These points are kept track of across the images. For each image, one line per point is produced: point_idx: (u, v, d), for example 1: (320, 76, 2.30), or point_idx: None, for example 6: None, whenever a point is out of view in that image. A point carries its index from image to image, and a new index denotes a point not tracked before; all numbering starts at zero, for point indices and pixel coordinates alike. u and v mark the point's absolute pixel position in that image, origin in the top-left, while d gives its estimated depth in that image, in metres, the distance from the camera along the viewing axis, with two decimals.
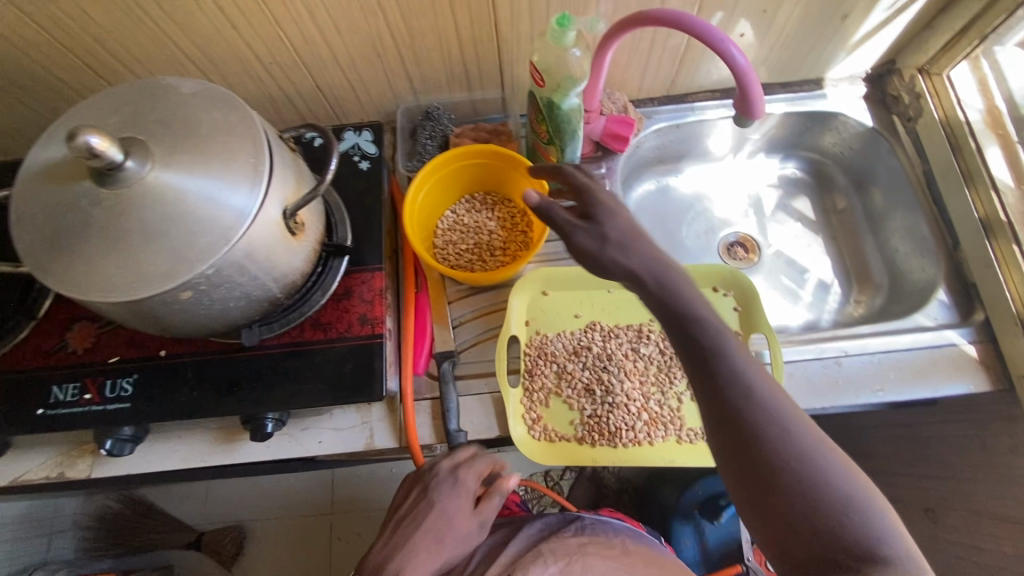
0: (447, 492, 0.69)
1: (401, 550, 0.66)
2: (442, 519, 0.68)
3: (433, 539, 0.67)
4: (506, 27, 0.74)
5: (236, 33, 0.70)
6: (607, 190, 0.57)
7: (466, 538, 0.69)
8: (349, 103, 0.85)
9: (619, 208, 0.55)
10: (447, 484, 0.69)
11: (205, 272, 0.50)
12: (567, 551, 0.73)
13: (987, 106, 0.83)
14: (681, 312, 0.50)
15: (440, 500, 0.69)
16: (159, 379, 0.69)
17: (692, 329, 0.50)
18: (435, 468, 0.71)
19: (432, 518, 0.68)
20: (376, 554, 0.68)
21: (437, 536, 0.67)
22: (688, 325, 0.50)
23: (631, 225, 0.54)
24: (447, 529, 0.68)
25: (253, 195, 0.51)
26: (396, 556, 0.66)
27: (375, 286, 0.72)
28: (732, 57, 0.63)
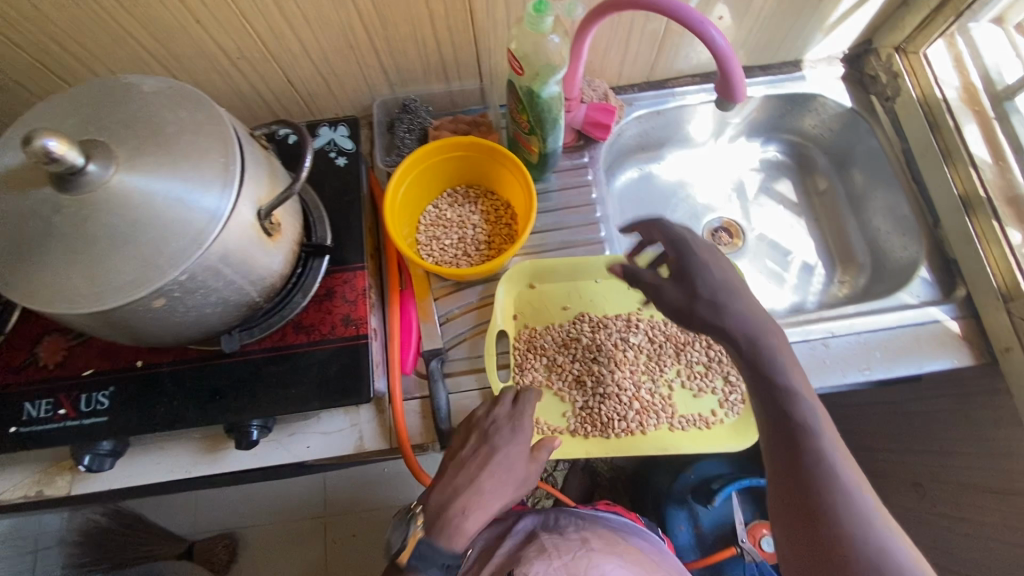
0: (508, 438, 0.67)
1: (468, 491, 0.63)
2: (507, 462, 0.66)
3: (499, 480, 0.65)
4: (482, 15, 0.72)
5: (200, 28, 0.67)
6: (699, 249, 0.64)
7: (527, 479, 0.68)
8: (323, 98, 0.83)
9: (708, 266, 0.63)
10: (507, 429, 0.68)
11: (178, 279, 0.48)
12: (571, 547, 0.71)
13: (963, 83, 0.84)
14: (778, 393, 0.59)
15: (502, 444, 0.67)
16: (137, 391, 0.67)
17: (781, 394, 0.58)
18: (493, 415, 0.69)
19: (498, 461, 0.66)
20: (436, 498, 0.64)
21: (504, 476, 0.65)
22: (783, 405, 0.58)
23: (721, 284, 0.62)
24: (512, 470, 0.66)
25: (225, 196, 0.49)
26: (462, 497, 0.63)
27: (358, 285, 0.70)
28: (713, 39, 0.62)
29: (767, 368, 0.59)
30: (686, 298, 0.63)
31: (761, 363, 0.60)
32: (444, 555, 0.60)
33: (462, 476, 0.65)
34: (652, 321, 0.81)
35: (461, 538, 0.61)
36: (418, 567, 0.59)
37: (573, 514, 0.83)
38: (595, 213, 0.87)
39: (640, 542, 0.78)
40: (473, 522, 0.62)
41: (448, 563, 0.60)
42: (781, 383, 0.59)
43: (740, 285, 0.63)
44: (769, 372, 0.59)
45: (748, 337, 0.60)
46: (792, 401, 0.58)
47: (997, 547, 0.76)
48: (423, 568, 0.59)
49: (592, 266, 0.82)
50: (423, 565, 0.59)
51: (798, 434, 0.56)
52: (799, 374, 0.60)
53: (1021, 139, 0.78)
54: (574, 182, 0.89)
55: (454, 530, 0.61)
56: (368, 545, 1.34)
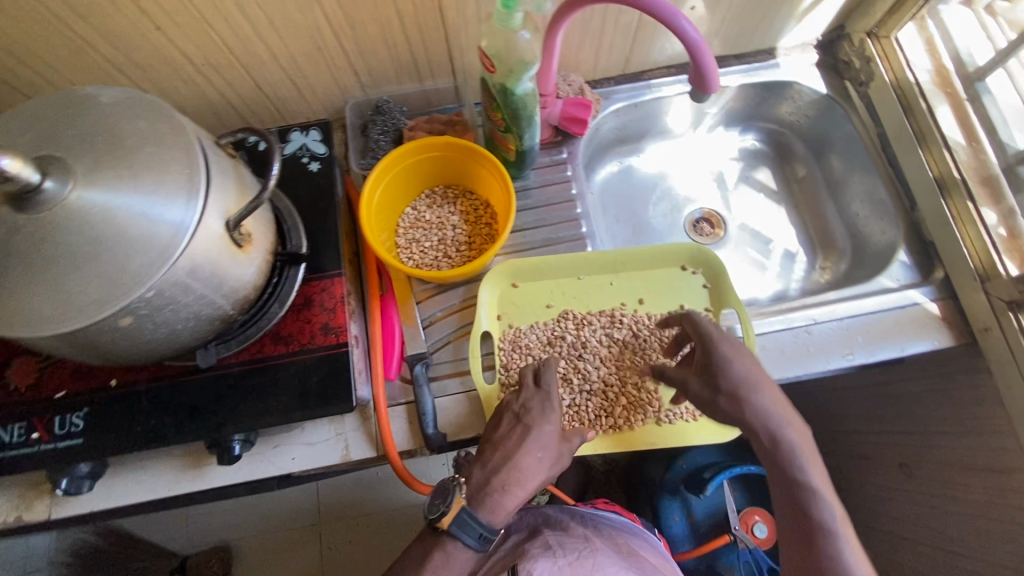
0: (540, 417, 0.69)
1: (506, 469, 0.66)
2: (541, 439, 0.68)
3: (535, 457, 0.67)
4: (452, 12, 0.71)
5: (161, 34, 0.65)
6: (725, 341, 0.67)
7: (562, 455, 0.70)
8: (294, 102, 0.81)
9: (733, 360, 0.66)
10: (538, 408, 0.70)
11: (145, 295, 0.47)
12: (575, 547, 0.71)
13: (935, 66, 0.85)
14: (794, 481, 0.63)
15: (536, 424, 0.68)
16: (114, 411, 0.65)
17: (796, 482, 0.63)
18: (524, 396, 0.71)
19: (532, 440, 0.67)
20: (476, 474, 0.68)
21: (539, 452, 0.68)
22: (799, 493, 0.63)
23: (746, 380, 0.65)
24: (545, 446, 0.68)
25: (190, 208, 0.48)
26: (502, 474, 0.67)
27: (336, 292, 0.69)
28: (685, 31, 0.62)
29: (787, 465, 0.64)
30: (709, 390, 0.66)
31: (783, 459, 0.64)
32: (482, 526, 0.65)
33: (500, 453, 0.67)
34: (635, 316, 0.80)
35: (501, 510, 0.66)
36: (458, 534, 0.64)
37: (573, 513, 0.83)
38: (576, 209, 0.86)
39: (641, 543, 0.78)
40: (511, 496, 0.67)
41: (485, 533, 0.65)
42: (802, 480, 0.63)
43: (765, 380, 0.66)
44: (789, 469, 0.63)
45: (771, 436, 0.64)
46: (809, 498, 0.62)
47: (984, 524, 0.77)
48: (461, 535, 0.64)
49: (575, 263, 0.81)
50: (462, 531, 0.64)
51: (815, 532, 0.61)
52: (821, 470, 0.64)
53: (993, 120, 0.80)
54: (554, 178, 0.88)
55: (495, 504, 0.66)
56: (364, 550, 1.32)
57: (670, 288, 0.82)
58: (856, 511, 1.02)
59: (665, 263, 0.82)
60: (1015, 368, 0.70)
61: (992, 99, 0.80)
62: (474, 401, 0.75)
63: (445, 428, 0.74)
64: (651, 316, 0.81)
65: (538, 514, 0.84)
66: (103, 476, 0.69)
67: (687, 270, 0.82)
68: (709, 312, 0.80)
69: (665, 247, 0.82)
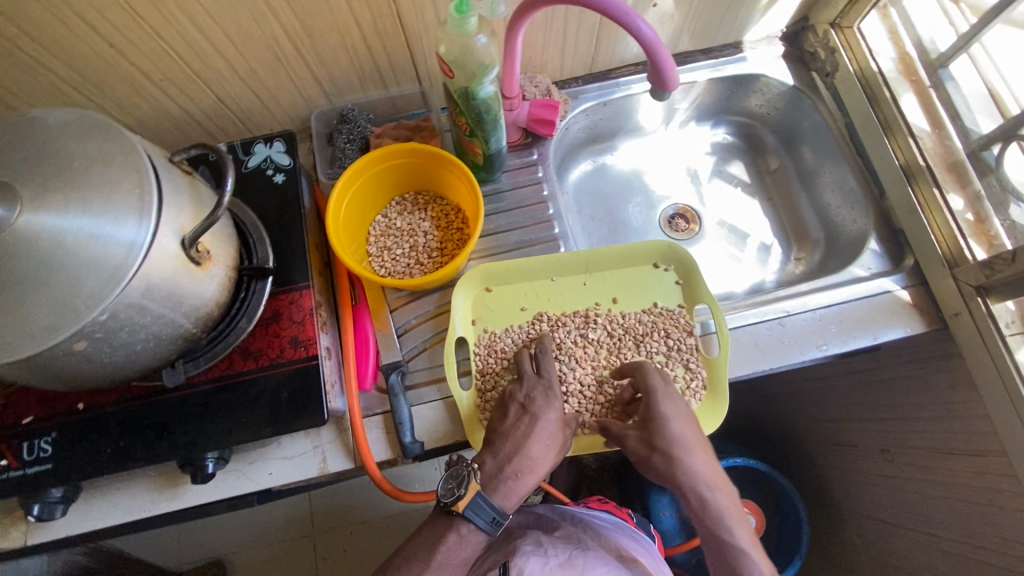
0: (545, 405, 0.70)
1: (517, 458, 0.66)
2: (548, 428, 0.69)
3: (545, 444, 0.67)
4: (410, 18, 0.71)
5: (115, 52, 0.64)
6: (667, 398, 0.69)
7: (565, 440, 0.71)
8: (258, 113, 0.80)
9: (672, 419, 0.68)
10: (542, 398, 0.70)
11: (99, 319, 0.46)
12: (566, 546, 0.69)
13: (899, 54, 0.86)
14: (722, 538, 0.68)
15: (542, 413, 0.69)
16: (83, 434, 0.64)
17: (723, 543, 0.68)
18: (525, 386, 0.71)
19: (541, 429, 0.68)
20: (488, 462, 0.67)
21: (547, 440, 0.68)
22: (728, 550, 0.68)
23: (683, 440, 0.68)
24: (552, 434, 0.69)
25: (143, 227, 0.47)
26: (514, 462, 0.66)
27: (305, 304, 0.68)
28: (640, 30, 0.61)
29: (714, 525, 0.69)
30: (646, 448, 0.69)
31: (710, 520, 0.69)
32: (495, 509, 0.65)
33: (509, 443, 0.67)
34: (610, 315, 0.80)
35: (513, 496, 0.67)
36: (472, 517, 0.64)
37: (563, 512, 0.81)
38: (548, 209, 0.86)
39: (631, 545, 0.76)
40: (523, 484, 0.67)
41: (498, 516, 0.65)
42: (727, 539, 0.68)
43: (698, 441, 0.69)
44: (716, 529, 0.68)
45: (699, 497, 0.68)
46: (734, 551, 0.67)
47: (963, 507, 0.78)
48: (475, 519, 0.64)
49: (548, 264, 0.81)
50: (476, 515, 0.64)
51: None
52: (745, 527, 0.69)
53: (957, 105, 0.81)
54: (525, 180, 0.88)
55: (508, 490, 0.66)
56: (359, 558, 1.32)
57: (643, 286, 0.82)
58: (841, 498, 1.02)
59: (638, 261, 0.82)
60: (985, 352, 0.71)
61: (956, 86, 0.81)
62: (451, 407, 0.75)
63: (422, 436, 0.73)
64: (625, 315, 0.81)
65: (528, 514, 0.82)
66: (77, 500, 0.68)
67: (660, 268, 0.82)
68: (683, 308, 0.80)
69: (636, 245, 0.82)
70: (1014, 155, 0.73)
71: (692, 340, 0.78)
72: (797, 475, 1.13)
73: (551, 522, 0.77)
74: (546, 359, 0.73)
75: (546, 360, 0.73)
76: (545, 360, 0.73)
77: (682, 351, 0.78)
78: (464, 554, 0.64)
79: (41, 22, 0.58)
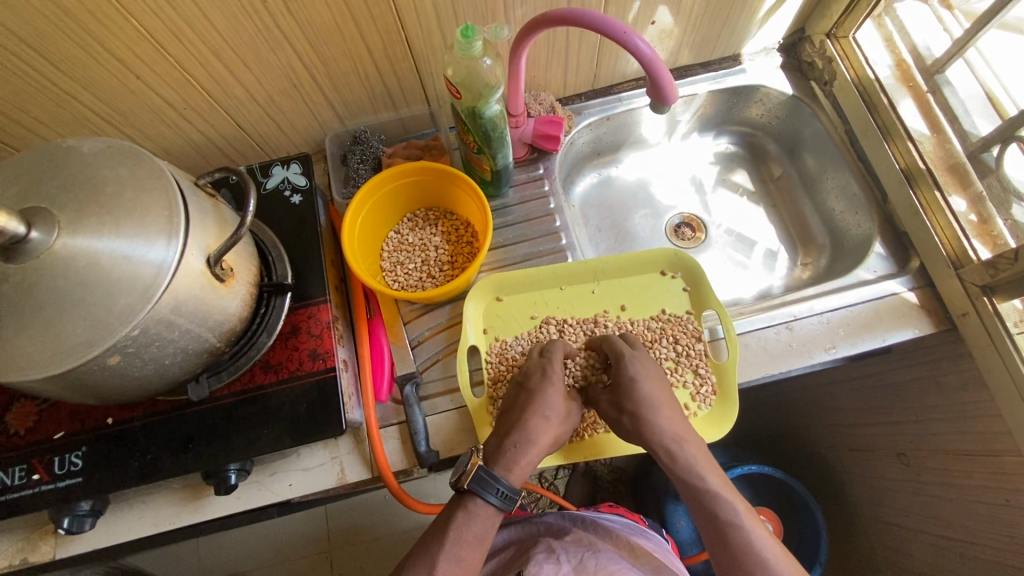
0: (541, 379, 0.71)
1: (518, 429, 0.67)
2: (547, 401, 0.69)
3: (546, 418, 0.68)
4: (419, 43, 0.74)
5: (141, 83, 0.68)
6: (637, 362, 0.72)
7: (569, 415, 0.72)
8: (275, 136, 0.84)
9: (641, 379, 0.71)
10: (539, 372, 0.72)
11: (131, 334, 0.49)
12: (578, 549, 0.69)
13: (895, 61, 0.89)
14: (698, 487, 0.68)
15: (538, 388, 0.70)
16: (111, 448, 0.66)
17: (699, 491, 0.68)
18: (526, 366, 0.74)
19: (539, 402, 0.69)
20: (492, 440, 0.69)
21: (547, 412, 0.69)
22: (706, 497, 0.67)
23: (648, 398, 0.69)
24: (553, 407, 0.69)
25: (171, 247, 0.50)
26: (512, 435, 0.67)
27: (322, 318, 0.71)
28: (639, 48, 0.64)
29: (685, 475, 0.68)
30: (615, 412, 0.71)
31: (682, 471, 0.69)
32: (501, 483, 0.64)
33: (510, 418, 0.69)
34: (619, 322, 0.82)
35: (520, 467, 0.67)
36: (479, 492, 0.64)
37: (572, 517, 0.81)
38: (555, 222, 0.88)
39: (642, 542, 0.76)
40: (528, 456, 0.67)
41: (507, 491, 0.65)
42: (700, 485, 0.68)
43: (665, 403, 0.70)
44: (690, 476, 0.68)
45: (667, 452, 0.68)
46: (705, 495, 0.67)
47: (983, 508, 0.77)
48: (483, 494, 0.64)
49: (555, 273, 0.83)
50: (481, 489, 0.64)
51: (730, 534, 0.65)
52: (718, 473, 0.69)
53: (954, 109, 0.82)
54: (532, 194, 0.90)
55: (509, 462, 0.66)
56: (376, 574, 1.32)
57: (651, 293, 0.83)
58: (860, 504, 1.01)
59: (645, 269, 0.84)
60: (993, 350, 0.71)
61: (952, 89, 0.83)
62: (465, 416, 0.76)
63: (437, 445, 0.75)
64: (634, 322, 0.82)
65: (537, 523, 0.80)
66: (105, 513, 0.71)
67: (667, 275, 0.83)
68: (691, 315, 0.81)
69: (643, 255, 0.84)
70: (1013, 155, 0.74)
71: (700, 345, 0.79)
72: (814, 482, 1.12)
73: (562, 526, 0.78)
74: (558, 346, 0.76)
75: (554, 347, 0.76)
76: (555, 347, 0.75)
77: (692, 356, 0.79)
78: (475, 535, 0.63)
79: (73, 58, 0.62)
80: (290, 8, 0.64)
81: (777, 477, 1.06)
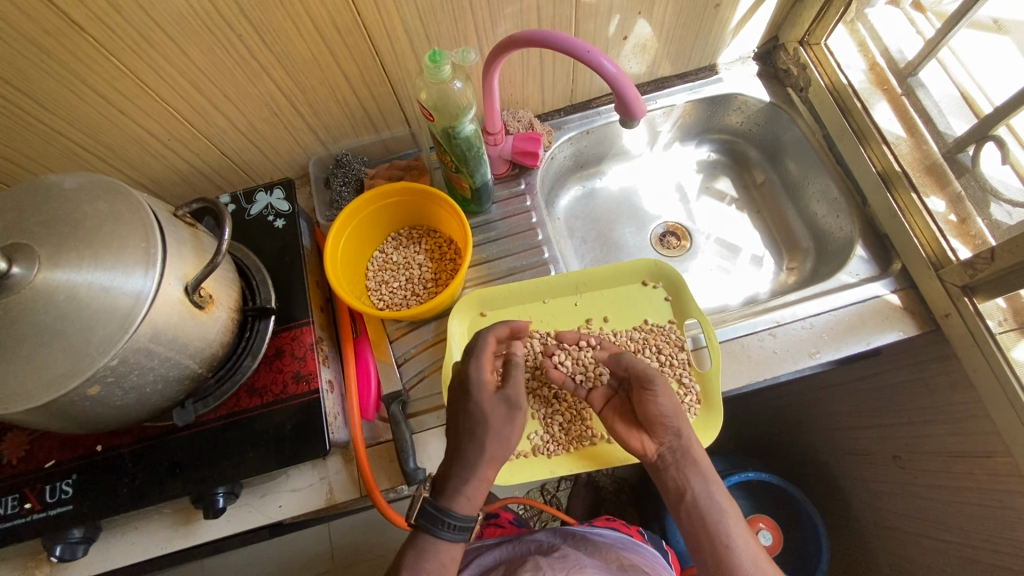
0: (462, 396, 0.65)
1: (454, 459, 0.62)
2: (472, 420, 0.63)
3: (477, 441, 0.62)
4: (394, 67, 0.76)
5: (125, 117, 0.70)
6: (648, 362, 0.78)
7: (513, 426, 0.64)
8: (260, 162, 0.86)
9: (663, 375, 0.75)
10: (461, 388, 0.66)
11: (110, 364, 0.50)
12: (564, 566, 0.69)
13: (868, 65, 0.90)
14: (708, 480, 0.69)
15: (460, 406, 0.65)
16: (101, 474, 0.67)
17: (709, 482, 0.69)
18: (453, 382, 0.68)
19: (468, 424, 0.63)
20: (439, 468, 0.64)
21: (476, 432, 0.62)
22: (711, 490, 0.68)
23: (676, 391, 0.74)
24: (479, 428, 0.62)
25: (149, 277, 0.51)
26: (452, 463, 0.63)
27: (306, 340, 0.72)
28: (604, 67, 0.66)
29: (701, 466, 0.69)
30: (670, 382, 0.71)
31: (696, 463, 0.69)
32: (451, 516, 0.60)
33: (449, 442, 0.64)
34: (601, 333, 0.82)
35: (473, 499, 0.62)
36: (430, 529, 0.60)
37: (564, 534, 0.81)
38: (538, 236, 0.89)
39: (633, 558, 0.76)
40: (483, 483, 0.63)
41: (460, 523, 0.60)
42: (711, 477, 0.69)
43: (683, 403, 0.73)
44: (685, 471, 0.69)
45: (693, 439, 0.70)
46: (691, 489, 0.69)
47: (979, 511, 0.76)
48: (435, 530, 0.59)
49: (538, 287, 0.84)
50: (431, 524, 0.60)
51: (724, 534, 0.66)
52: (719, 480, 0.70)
53: (929, 111, 0.82)
54: (515, 209, 0.91)
55: (454, 493, 0.61)
56: None
57: (633, 304, 0.84)
58: (858, 509, 1.00)
59: (627, 279, 0.85)
60: (978, 350, 0.71)
61: (926, 91, 0.83)
62: None
63: (424, 463, 0.75)
64: (617, 333, 0.83)
65: (528, 542, 0.80)
66: (97, 539, 0.71)
67: (648, 285, 0.84)
68: (673, 324, 0.82)
69: (623, 266, 0.84)
70: (988, 154, 0.74)
71: (683, 354, 0.79)
72: (813, 487, 1.11)
73: (551, 544, 0.78)
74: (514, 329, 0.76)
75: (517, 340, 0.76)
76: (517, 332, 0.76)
77: (675, 366, 0.79)
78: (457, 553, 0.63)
79: (58, 96, 0.64)
80: (265, 39, 0.66)
81: (775, 484, 1.05)
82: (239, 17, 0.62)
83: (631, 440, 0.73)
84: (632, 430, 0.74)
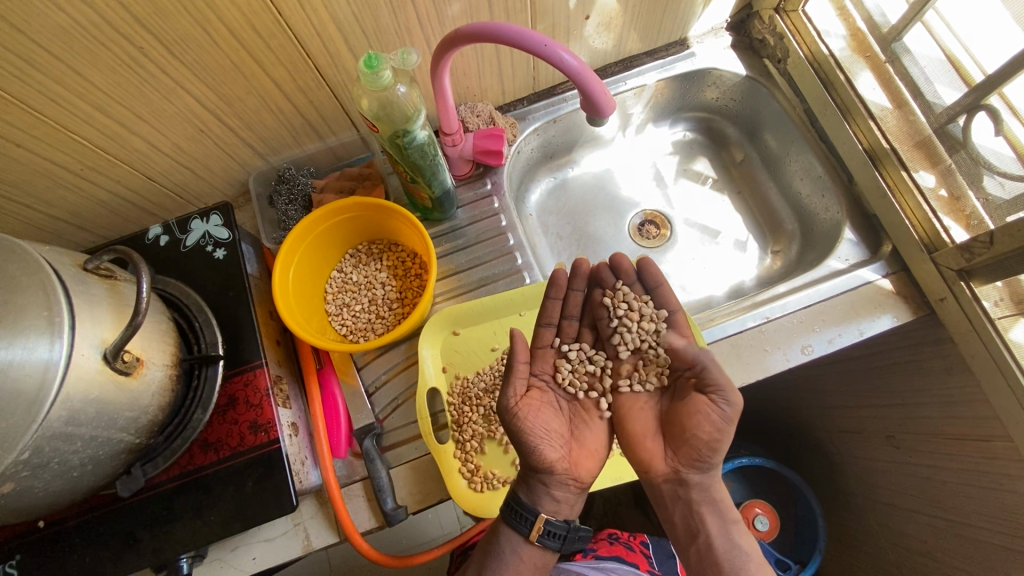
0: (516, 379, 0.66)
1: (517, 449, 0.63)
2: (517, 397, 0.64)
3: (529, 424, 0.63)
4: (329, 69, 0.67)
5: (22, 151, 0.59)
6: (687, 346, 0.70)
7: (536, 424, 0.63)
8: (196, 185, 0.77)
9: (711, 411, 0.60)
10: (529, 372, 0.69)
11: (20, 458, 0.43)
12: None
13: (850, 31, 0.83)
14: (726, 523, 0.60)
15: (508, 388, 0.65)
16: (47, 553, 0.61)
17: (731, 528, 0.60)
18: (539, 365, 0.71)
19: (528, 411, 0.64)
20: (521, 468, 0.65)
21: (532, 418, 0.64)
22: (730, 539, 0.60)
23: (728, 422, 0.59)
24: (533, 415, 0.64)
25: (55, 351, 0.44)
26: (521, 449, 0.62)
27: (260, 385, 0.65)
28: (563, 60, 0.59)
29: (721, 507, 0.61)
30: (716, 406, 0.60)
31: (710, 505, 0.61)
32: (526, 509, 0.61)
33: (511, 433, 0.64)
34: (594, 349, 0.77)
35: (543, 498, 0.62)
36: (507, 518, 0.62)
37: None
38: (509, 240, 0.83)
39: None
40: (561, 484, 0.62)
41: (529, 516, 0.60)
42: (725, 526, 0.60)
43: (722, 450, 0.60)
44: (701, 510, 0.61)
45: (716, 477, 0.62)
46: (705, 531, 0.60)
47: (975, 493, 0.74)
48: (512, 521, 0.61)
49: (513, 299, 0.77)
50: (513, 518, 0.61)
51: None
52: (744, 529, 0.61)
53: (917, 80, 0.76)
54: (482, 212, 0.85)
55: (531, 487, 0.62)
56: None
57: None
58: (852, 485, 0.98)
59: None
60: (974, 334, 0.68)
61: (912, 58, 0.76)
62: (431, 465, 0.72)
63: (405, 500, 0.70)
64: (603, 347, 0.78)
65: None
66: None
67: None
68: None
69: None
70: (980, 124, 0.68)
71: None
72: (807, 464, 1.09)
73: None
74: (575, 267, 0.69)
75: (557, 281, 0.69)
76: (578, 271, 0.69)
77: None
78: None
79: None
80: (172, 50, 0.57)
81: (770, 468, 1.04)
82: (135, 27, 0.53)
83: (643, 450, 0.64)
84: (648, 437, 0.65)
